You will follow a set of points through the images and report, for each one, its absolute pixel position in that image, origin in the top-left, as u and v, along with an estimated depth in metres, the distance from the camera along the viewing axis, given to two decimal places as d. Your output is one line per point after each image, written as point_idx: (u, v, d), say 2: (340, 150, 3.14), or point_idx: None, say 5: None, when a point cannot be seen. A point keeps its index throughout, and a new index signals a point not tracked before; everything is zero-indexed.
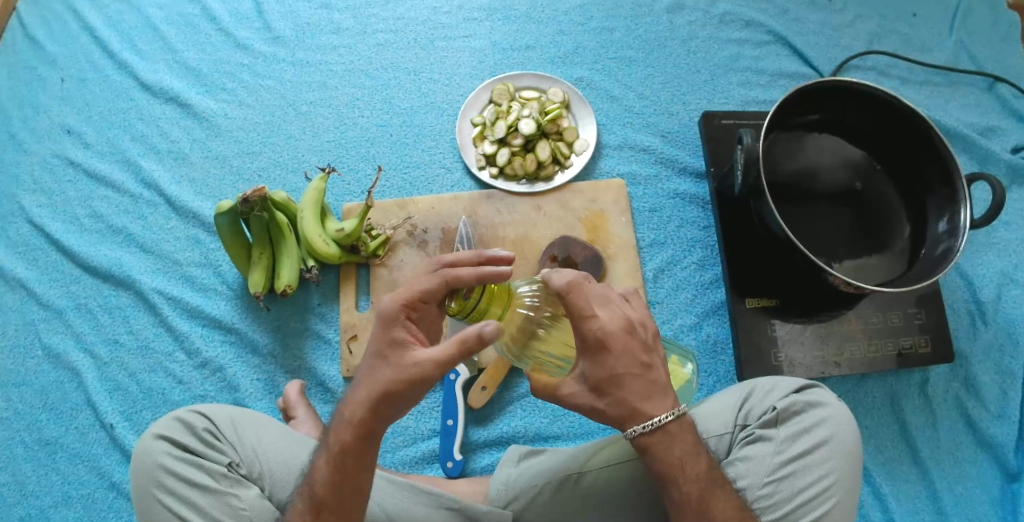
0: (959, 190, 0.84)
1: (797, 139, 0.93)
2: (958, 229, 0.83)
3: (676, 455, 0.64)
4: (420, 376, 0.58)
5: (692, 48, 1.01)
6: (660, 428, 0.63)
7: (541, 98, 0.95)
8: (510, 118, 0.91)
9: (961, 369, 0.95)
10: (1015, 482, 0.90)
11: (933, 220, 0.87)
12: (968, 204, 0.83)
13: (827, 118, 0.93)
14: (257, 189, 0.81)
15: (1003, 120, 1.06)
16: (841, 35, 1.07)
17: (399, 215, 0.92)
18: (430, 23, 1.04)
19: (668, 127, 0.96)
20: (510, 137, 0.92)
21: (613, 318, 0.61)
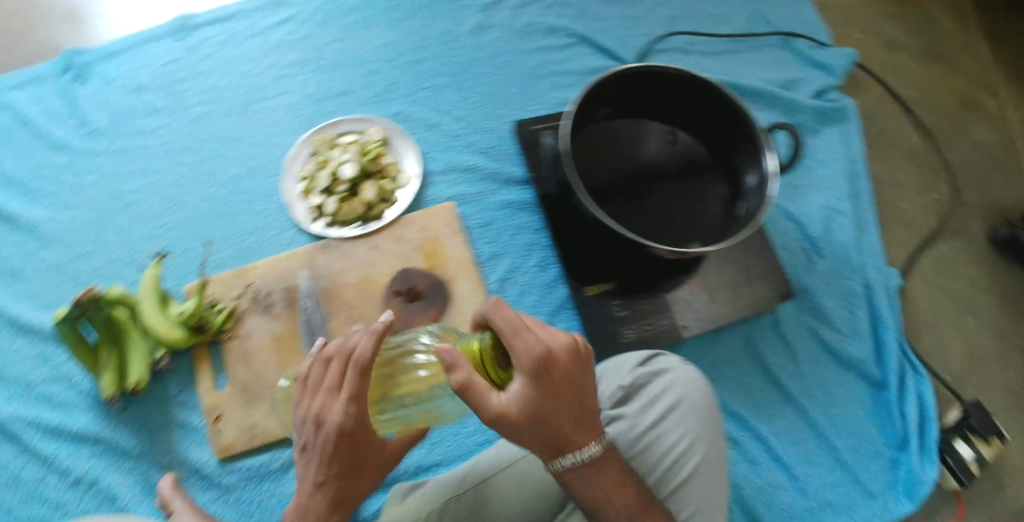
0: (759, 140, 0.88)
1: (599, 134, 0.94)
2: (766, 177, 0.86)
3: (602, 483, 0.63)
4: (356, 433, 0.61)
5: (501, 62, 1.03)
6: (597, 457, 0.62)
7: (360, 139, 0.95)
8: (331, 165, 0.93)
9: (808, 302, 1.01)
10: (884, 390, 0.98)
11: (748, 174, 0.91)
12: (772, 152, 0.86)
13: (619, 109, 0.95)
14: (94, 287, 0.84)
15: (803, 70, 1.14)
16: (642, 22, 1.10)
17: (240, 284, 0.94)
18: (245, 88, 1.05)
19: (488, 142, 0.98)
20: (335, 184, 0.93)
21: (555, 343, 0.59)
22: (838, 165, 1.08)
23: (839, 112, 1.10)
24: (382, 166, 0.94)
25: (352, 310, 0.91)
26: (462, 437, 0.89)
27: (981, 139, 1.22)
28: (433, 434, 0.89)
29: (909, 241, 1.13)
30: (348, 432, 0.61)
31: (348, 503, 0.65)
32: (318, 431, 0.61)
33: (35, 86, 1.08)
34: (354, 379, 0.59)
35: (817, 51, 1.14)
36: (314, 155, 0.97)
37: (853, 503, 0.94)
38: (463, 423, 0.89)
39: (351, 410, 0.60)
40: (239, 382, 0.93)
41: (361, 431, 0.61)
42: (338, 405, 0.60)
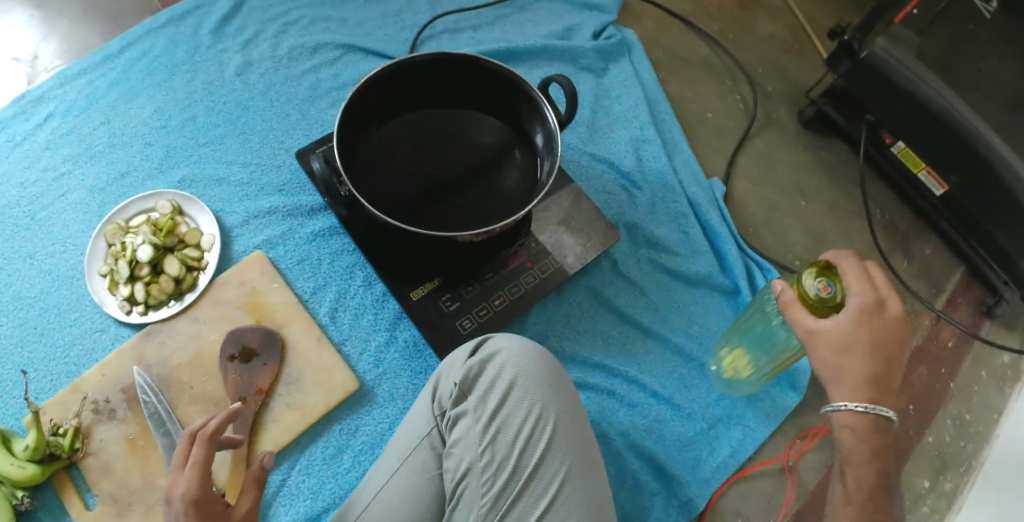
0: (536, 98, 0.87)
1: (377, 141, 0.89)
2: (552, 130, 0.86)
3: (869, 450, 0.68)
4: (201, 498, 0.70)
5: (275, 95, 1.02)
6: (868, 419, 0.68)
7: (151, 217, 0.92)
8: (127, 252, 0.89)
9: (641, 234, 1.02)
10: (738, 296, 1.02)
11: (536, 132, 0.90)
12: (548, 103, 0.86)
13: (389, 112, 0.91)
14: None
15: (579, 16, 1.16)
16: (405, 15, 1.11)
17: (75, 399, 0.91)
18: (21, 200, 0.99)
19: (281, 180, 0.97)
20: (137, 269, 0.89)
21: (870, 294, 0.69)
22: (635, 96, 1.10)
23: (621, 46, 1.14)
24: (182, 236, 0.92)
25: (192, 388, 0.87)
26: (342, 475, 0.86)
27: (767, 32, 1.26)
28: (312, 483, 0.86)
29: (728, 147, 1.16)
30: (198, 498, 0.70)
31: None
32: (169, 505, 0.70)
33: None
34: (200, 449, 0.72)
35: None
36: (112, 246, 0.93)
37: (742, 409, 0.97)
38: (338, 462, 0.87)
39: (199, 475, 0.71)
40: (106, 496, 0.89)
41: (205, 498, 0.70)
42: (186, 477, 0.71)
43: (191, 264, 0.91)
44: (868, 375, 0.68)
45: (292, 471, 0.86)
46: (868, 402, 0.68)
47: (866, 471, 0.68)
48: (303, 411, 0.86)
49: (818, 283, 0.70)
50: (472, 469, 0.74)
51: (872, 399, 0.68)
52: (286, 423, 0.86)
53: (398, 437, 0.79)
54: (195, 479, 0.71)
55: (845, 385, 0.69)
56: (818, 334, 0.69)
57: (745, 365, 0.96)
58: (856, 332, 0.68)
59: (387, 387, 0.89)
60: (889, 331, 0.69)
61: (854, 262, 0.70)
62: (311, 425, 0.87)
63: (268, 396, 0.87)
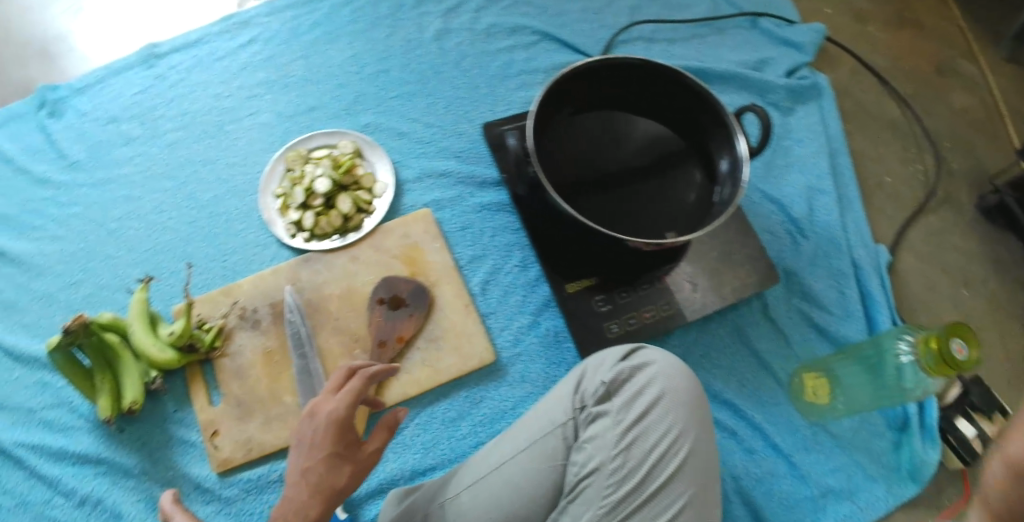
0: (729, 124, 0.87)
1: (565, 128, 0.92)
2: (740, 159, 0.85)
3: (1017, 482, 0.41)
4: (343, 424, 0.76)
5: (466, 66, 1.04)
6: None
7: (333, 153, 0.96)
8: (306, 179, 0.93)
9: (797, 284, 1.02)
10: None
11: (721, 159, 0.90)
12: (742, 133, 0.86)
13: (583, 103, 0.93)
14: (77, 318, 0.85)
15: (773, 51, 1.14)
16: (605, 15, 1.11)
17: (226, 302, 0.93)
18: (215, 111, 1.04)
19: (460, 146, 0.99)
20: (312, 199, 0.93)
21: None
22: (815, 144, 1.09)
23: (813, 89, 1.12)
24: (358, 177, 0.95)
25: (337, 320, 0.90)
26: (455, 440, 0.89)
27: (961, 107, 1.20)
28: (426, 438, 0.89)
29: (895, 214, 1.11)
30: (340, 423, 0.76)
31: (330, 490, 0.74)
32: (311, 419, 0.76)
33: (17, 125, 1.07)
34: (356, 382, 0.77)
35: (783, 29, 1.15)
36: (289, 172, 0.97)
37: (855, 485, 0.94)
38: (454, 426, 0.89)
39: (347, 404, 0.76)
40: (232, 398, 0.91)
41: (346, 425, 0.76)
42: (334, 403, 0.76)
43: (361, 206, 0.94)
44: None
45: (411, 423, 0.89)
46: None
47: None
48: (436, 370, 0.89)
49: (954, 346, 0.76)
50: (601, 468, 0.74)
51: None
52: (416, 376, 0.89)
53: (530, 419, 0.80)
54: (343, 406, 0.76)
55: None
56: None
57: (828, 394, 0.97)
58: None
59: (519, 369, 0.91)
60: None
61: None
62: (443, 383, 0.89)
63: (408, 345, 0.90)
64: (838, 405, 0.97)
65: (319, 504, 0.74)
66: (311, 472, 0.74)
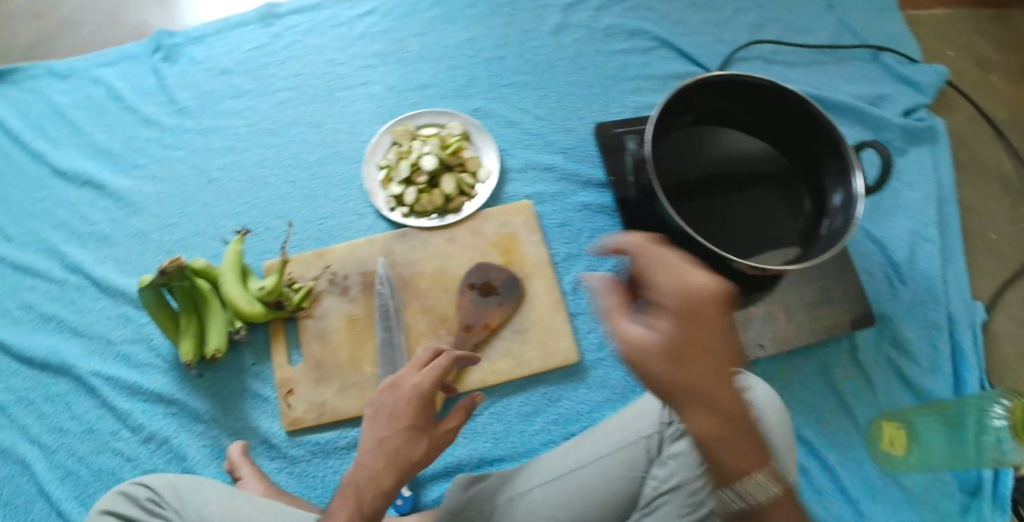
0: (848, 159, 0.84)
1: (680, 137, 0.92)
2: (854, 197, 0.83)
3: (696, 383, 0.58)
4: (423, 399, 0.75)
5: (581, 64, 1.04)
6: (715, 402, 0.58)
7: (441, 133, 0.97)
8: (413, 155, 0.94)
9: (889, 330, 1.00)
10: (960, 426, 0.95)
11: (831, 193, 0.88)
12: (860, 170, 0.84)
13: (703, 115, 0.93)
14: (175, 261, 0.81)
15: (891, 88, 1.11)
16: (725, 30, 1.10)
17: (318, 265, 0.93)
18: (328, 76, 1.05)
19: (567, 143, 0.99)
20: (416, 175, 0.94)
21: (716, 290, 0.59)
22: (925, 189, 1.06)
23: (928, 132, 1.08)
24: (463, 159, 0.95)
25: (426, 299, 0.91)
26: (527, 435, 0.88)
27: None
28: (498, 429, 0.88)
29: (998, 272, 1.07)
30: (423, 397, 0.75)
31: (405, 462, 0.73)
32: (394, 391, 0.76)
33: (129, 63, 1.08)
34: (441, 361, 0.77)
35: (905, 66, 1.11)
36: (394, 145, 0.97)
37: None
38: (528, 421, 0.88)
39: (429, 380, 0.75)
40: (312, 360, 0.91)
41: (428, 400, 0.75)
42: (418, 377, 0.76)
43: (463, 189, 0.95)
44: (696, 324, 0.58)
45: (485, 411, 0.89)
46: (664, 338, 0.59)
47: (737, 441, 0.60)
48: (519, 362, 0.89)
49: None
50: (685, 486, 0.73)
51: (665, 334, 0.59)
52: (498, 365, 0.89)
53: (611, 426, 0.79)
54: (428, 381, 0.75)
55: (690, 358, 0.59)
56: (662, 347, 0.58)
57: (905, 445, 0.95)
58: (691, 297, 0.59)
59: (600, 374, 0.90)
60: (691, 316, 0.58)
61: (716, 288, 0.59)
62: (523, 376, 0.89)
63: (492, 333, 0.89)
64: (912, 459, 0.94)
65: (394, 475, 0.73)
66: (390, 442, 0.74)
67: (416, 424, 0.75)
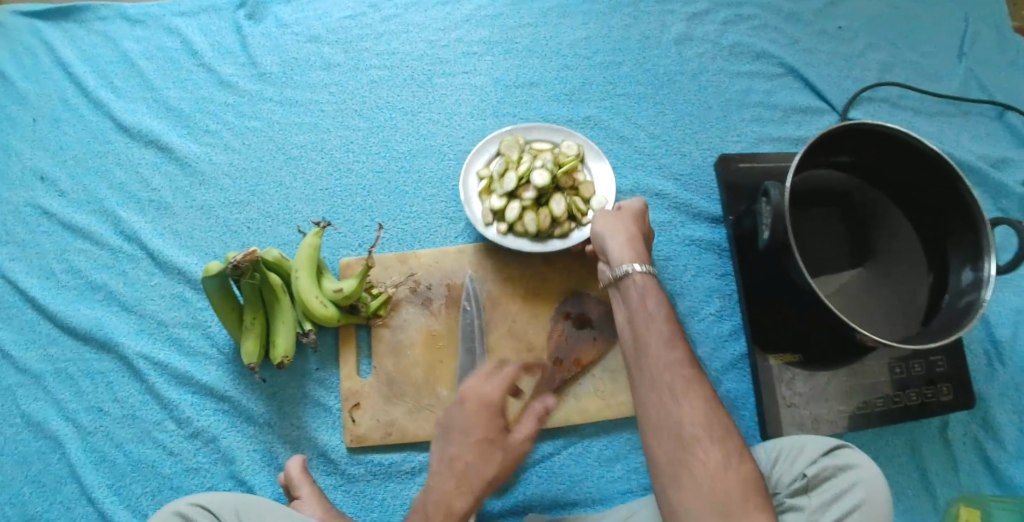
0: (983, 236, 0.78)
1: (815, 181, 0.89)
2: (986, 280, 0.77)
3: (649, 327, 0.65)
4: (494, 409, 0.72)
5: (703, 82, 0.96)
6: (635, 281, 0.67)
7: (554, 150, 0.86)
8: (521, 168, 0.83)
9: (980, 410, 0.94)
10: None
11: (959, 269, 0.81)
12: (994, 253, 0.78)
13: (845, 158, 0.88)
14: (250, 253, 0.73)
15: (1014, 150, 1.04)
16: (854, 66, 1.03)
17: (401, 270, 0.86)
18: (428, 59, 0.96)
19: (680, 168, 0.91)
20: (522, 190, 0.82)
21: (622, 218, 0.73)
22: None
23: None
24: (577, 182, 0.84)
25: (513, 324, 0.84)
26: (605, 481, 0.82)
27: None
28: (575, 471, 0.82)
29: None
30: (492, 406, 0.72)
31: (472, 480, 0.70)
32: (460, 401, 0.72)
33: (209, 16, 1.00)
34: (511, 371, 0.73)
35: None
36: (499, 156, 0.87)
37: None
38: (608, 466, 0.82)
39: (496, 386, 0.72)
40: (383, 373, 0.84)
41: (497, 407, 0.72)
42: (486, 385, 0.73)
43: (573, 214, 0.83)
44: (631, 244, 0.70)
45: (562, 450, 0.82)
46: (637, 263, 0.68)
47: (662, 361, 0.63)
48: (607, 404, 0.82)
49: None
50: None
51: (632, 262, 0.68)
52: (585, 404, 0.82)
53: None
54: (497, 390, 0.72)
55: (630, 252, 0.69)
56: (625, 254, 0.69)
57: None
58: (614, 214, 0.74)
59: None
60: (626, 222, 0.72)
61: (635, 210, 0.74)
62: (609, 419, 0.82)
63: (582, 370, 0.83)
64: None
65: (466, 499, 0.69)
66: (458, 459, 0.71)
67: (491, 436, 0.71)
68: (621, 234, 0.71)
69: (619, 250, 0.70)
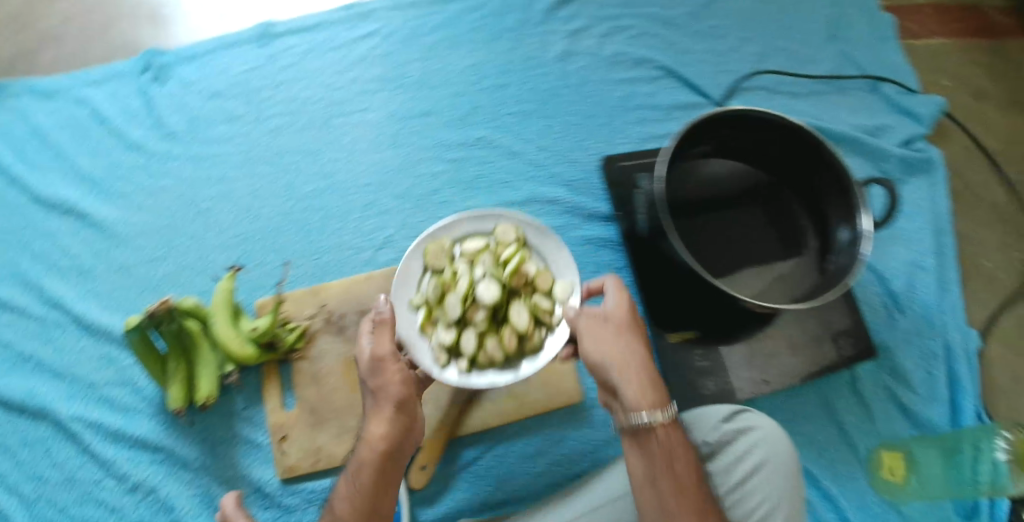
0: (855, 196, 0.82)
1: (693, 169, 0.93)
2: (863, 236, 0.81)
3: (679, 482, 0.63)
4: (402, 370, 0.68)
5: (588, 92, 1.01)
6: (658, 429, 0.64)
7: (489, 245, 0.79)
8: (461, 287, 0.76)
9: (887, 361, 1.00)
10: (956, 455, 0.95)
11: (838, 228, 0.86)
12: (868, 209, 0.81)
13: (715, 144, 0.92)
14: (162, 302, 0.81)
15: (891, 117, 1.11)
16: (731, 60, 1.08)
17: (313, 303, 0.90)
18: (326, 101, 1.00)
19: (571, 175, 0.96)
20: (472, 314, 0.76)
21: (620, 328, 0.68)
22: (924, 218, 1.06)
23: (925, 162, 1.09)
24: (527, 278, 0.78)
25: None
26: (530, 476, 0.86)
27: None
28: (501, 472, 0.86)
29: (987, 300, 1.10)
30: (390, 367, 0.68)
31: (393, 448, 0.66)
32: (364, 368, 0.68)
33: (115, 82, 1.04)
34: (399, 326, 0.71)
35: (904, 96, 1.12)
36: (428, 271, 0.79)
37: None
38: (531, 462, 0.86)
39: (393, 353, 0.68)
40: (307, 403, 0.88)
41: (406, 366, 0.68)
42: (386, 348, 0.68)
43: (538, 319, 0.78)
44: (639, 366, 0.66)
45: (487, 452, 0.86)
46: (657, 408, 0.64)
47: (695, 513, 0.62)
48: (522, 402, 0.87)
49: None
50: None
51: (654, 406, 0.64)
52: (502, 405, 0.87)
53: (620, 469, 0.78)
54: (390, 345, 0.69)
55: (644, 390, 0.65)
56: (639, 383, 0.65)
57: (904, 473, 0.96)
58: (613, 323, 0.69)
59: (604, 413, 0.88)
60: (626, 335, 0.68)
61: (618, 293, 0.70)
62: (526, 417, 0.87)
63: None
64: (911, 486, 0.96)
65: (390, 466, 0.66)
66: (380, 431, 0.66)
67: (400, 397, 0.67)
68: (626, 353, 0.67)
69: (630, 379, 0.65)
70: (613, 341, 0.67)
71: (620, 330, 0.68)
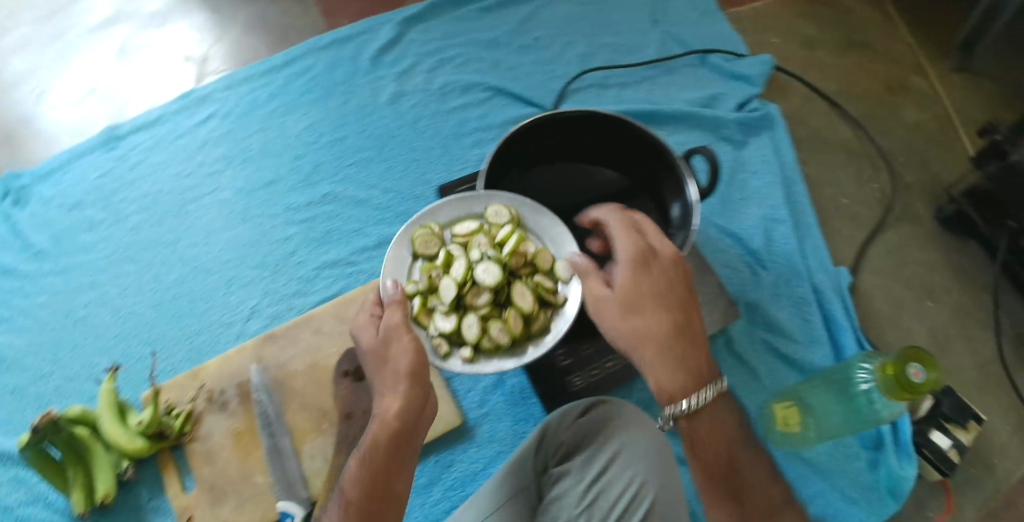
0: (678, 169, 0.86)
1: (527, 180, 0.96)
2: (692, 205, 0.84)
3: (721, 436, 0.69)
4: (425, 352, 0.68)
5: (422, 127, 1.07)
6: (706, 396, 0.68)
7: (482, 227, 0.80)
8: (458, 271, 0.79)
9: (760, 317, 1.03)
10: None
11: (673, 203, 0.90)
12: (693, 178, 0.85)
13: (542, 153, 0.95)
14: (45, 415, 0.84)
15: (725, 84, 1.16)
16: (556, 66, 1.14)
17: (192, 386, 0.93)
18: (177, 190, 1.05)
19: (417, 210, 1.02)
20: (472, 299, 0.79)
21: (657, 289, 0.70)
22: (771, 174, 1.11)
23: (762, 121, 1.14)
24: (524, 259, 0.80)
25: (303, 398, 0.91)
26: (427, 506, 0.88)
27: (914, 120, 1.24)
28: None
29: (853, 236, 1.14)
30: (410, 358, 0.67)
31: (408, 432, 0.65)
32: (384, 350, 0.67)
33: None
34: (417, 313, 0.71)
35: (732, 62, 1.17)
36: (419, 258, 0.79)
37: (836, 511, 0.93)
38: (425, 492, 0.88)
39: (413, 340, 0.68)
40: (205, 482, 0.90)
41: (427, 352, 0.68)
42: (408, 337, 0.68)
43: (542, 301, 0.79)
44: (676, 333, 0.68)
45: None
46: (705, 377, 0.68)
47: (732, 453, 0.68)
48: None
49: (912, 370, 0.75)
50: None
51: (701, 378, 0.68)
52: None
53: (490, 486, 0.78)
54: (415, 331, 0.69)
55: (682, 366, 0.68)
56: (669, 355, 0.68)
57: (800, 423, 0.95)
58: (641, 284, 0.70)
59: (487, 429, 0.92)
60: (661, 295, 0.70)
61: (637, 254, 0.71)
62: None
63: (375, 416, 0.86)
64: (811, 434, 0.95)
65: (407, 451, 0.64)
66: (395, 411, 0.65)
67: (417, 372, 0.66)
68: (657, 318, 0.69)
69: (667, 350, 0.68)
70: (648, 308, 0.69)
71: (656, 291, 0.70)
